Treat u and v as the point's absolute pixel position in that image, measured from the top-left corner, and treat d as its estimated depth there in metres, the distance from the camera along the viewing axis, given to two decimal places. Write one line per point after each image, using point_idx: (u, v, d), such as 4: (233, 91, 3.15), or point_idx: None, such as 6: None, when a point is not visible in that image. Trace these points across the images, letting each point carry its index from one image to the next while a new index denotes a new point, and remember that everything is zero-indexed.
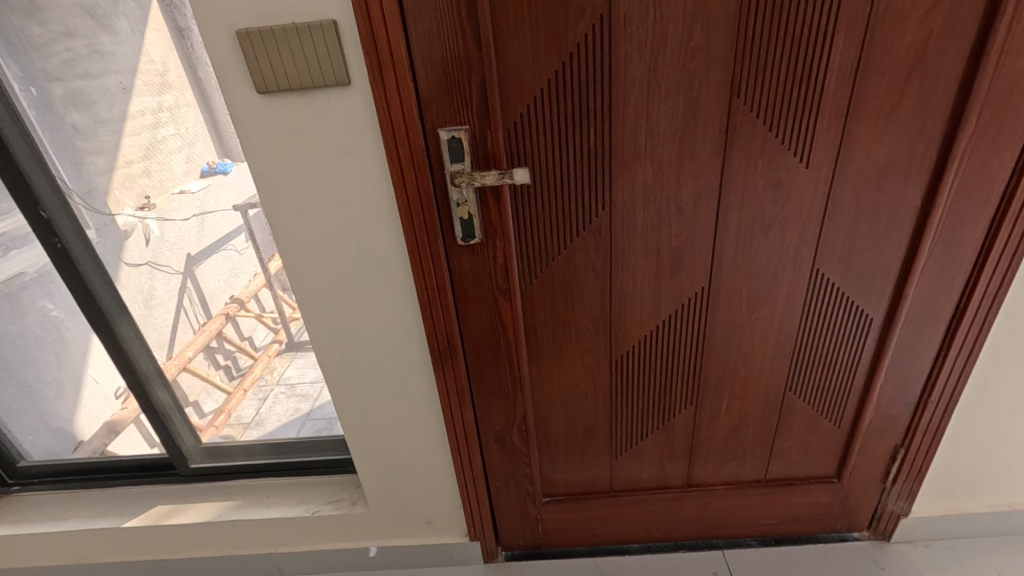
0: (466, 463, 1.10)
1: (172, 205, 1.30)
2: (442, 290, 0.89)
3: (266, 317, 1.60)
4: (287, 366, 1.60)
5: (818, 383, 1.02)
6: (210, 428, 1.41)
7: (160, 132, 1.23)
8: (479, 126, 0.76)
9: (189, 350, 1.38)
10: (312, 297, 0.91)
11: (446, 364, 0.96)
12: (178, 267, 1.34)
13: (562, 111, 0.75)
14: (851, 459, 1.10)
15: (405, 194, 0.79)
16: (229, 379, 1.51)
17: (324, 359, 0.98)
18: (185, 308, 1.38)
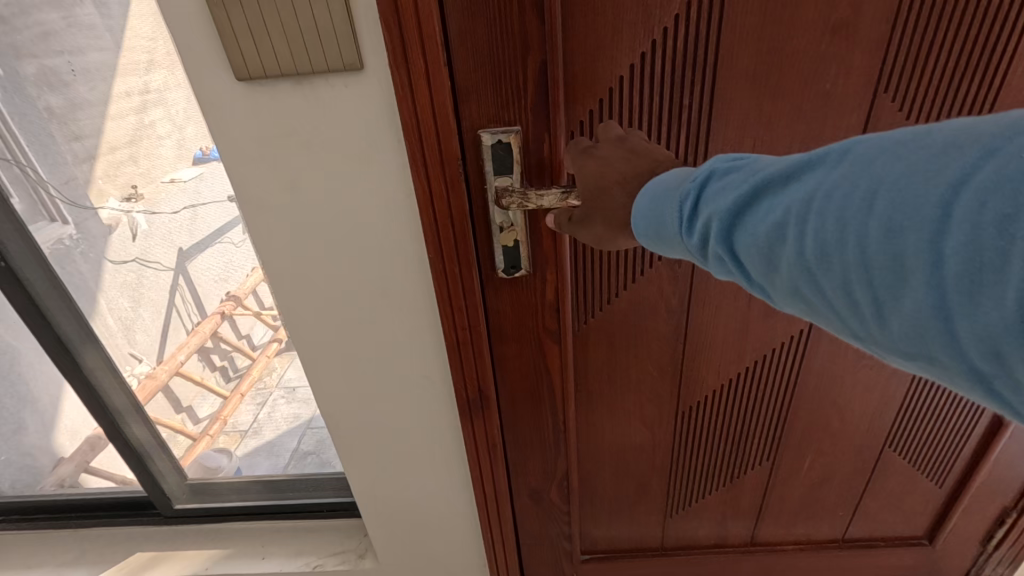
0: (495, 524, 0.92)
1: (162, 194, 0.99)
2: (475, 331, 0.71)
3: (267, 313, 1.23)
4: (288, 368, 1.24)
5: (926, 438, 0.85)
6: (203, 437, 1.20)
7: (146, 117, 0.91)
8: (534, 127, 0.58)
9: (181, 355, 1.13)
10: (311, 337, 0.73)
11: (475, 416, 0.79)
12: (170, 264, 1.06)
13: (645, 110, 0.57)
14: (949, 521, 0.94)
15: (433, 215, 0.61)
16: (225, 382, 1.22)
17: (326, 407, 0.81)
18: (175, 305, 1.10)
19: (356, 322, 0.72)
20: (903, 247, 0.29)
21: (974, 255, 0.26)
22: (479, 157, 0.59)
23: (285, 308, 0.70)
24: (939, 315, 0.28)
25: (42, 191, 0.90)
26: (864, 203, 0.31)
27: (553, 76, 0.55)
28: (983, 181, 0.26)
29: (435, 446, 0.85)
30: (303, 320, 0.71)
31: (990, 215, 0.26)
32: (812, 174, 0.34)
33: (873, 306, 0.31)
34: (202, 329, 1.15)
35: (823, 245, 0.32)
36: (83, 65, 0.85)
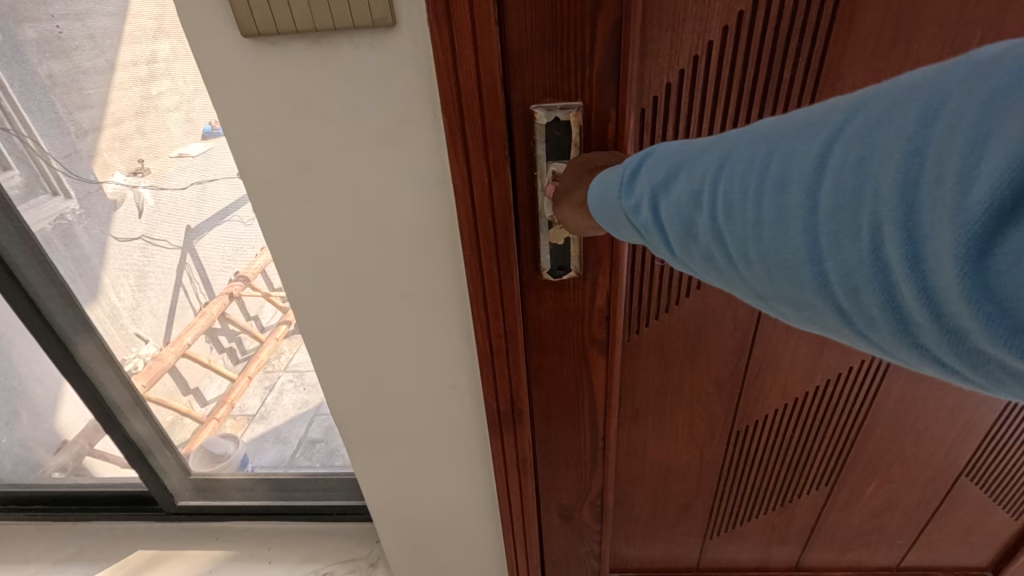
0: (519, 542, 0.85)
1: (171, 169, 0.77)
2: (512, 339, 0.62)
3: (278, 295, 0.95)
4: (299, 352, 1.03)
5: (1013, 471, 0.76)
6: (212, 420, 1.05)
7: (153, 88, 0.70)
8: (598, 102, 0.49)
9: (188, 337, 0.94)
10: (326, 338, 0.65)
11: (506, 430, 0.70)
12: (177, 242, 0.84)
13: (728, 87, 0.50)
14: (1019, 557, 0.86)
15: (472, 207, 0.52)
16: (234, 364, 1.01)
17: (339, 413, 0.73)
18: (183, 286, 0.89)
19: (376, 323, 0.64)
20: (780, 200, 0.25)
21: (839, 199, 0.23)
22: (530, 140, 0.50)
23: (296, 305, 0.62)
24: (814, 265, 0.25)
25: (42, 162, 0.75)
26: (747, 154, 0.27)
27: (626, 43, 0.46)
28: (858, 118, 0.23)
29: (458, 458, 0.78)
30: (317, 320, 0.63)
31: (853, 155, 0.23)
32: (708, 138, 0.31)
33: (761, 267, 0.27)
34: (211, 310, 0.93)
35: (711, 201, 0.28)
36: (92, 31, 0.67)
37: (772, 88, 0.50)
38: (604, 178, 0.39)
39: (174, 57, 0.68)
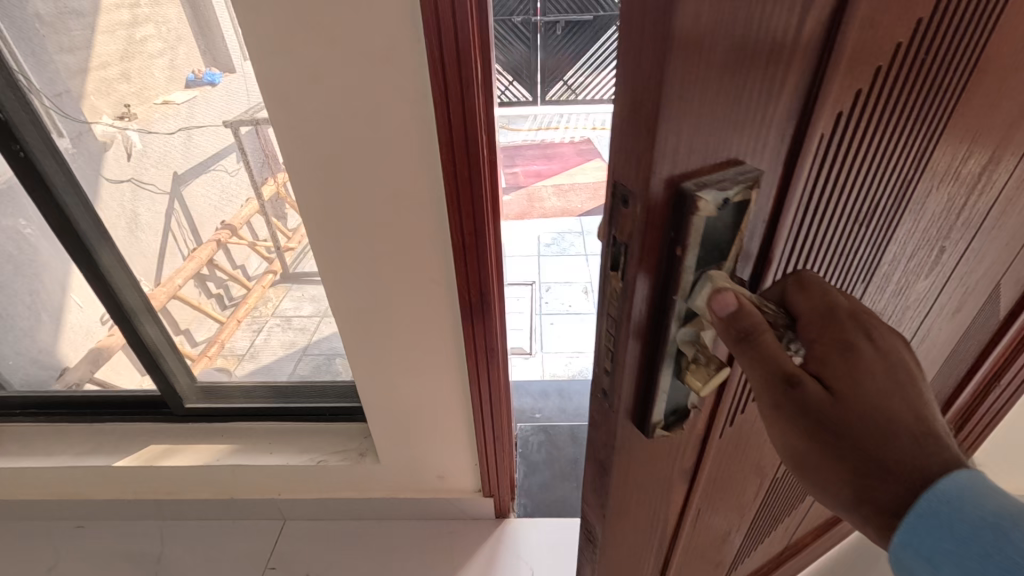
0: (487, 425, 1.04)
1: (157, 114, 0.92)
2: (480, 236, 0.76)
3: (262, 245, 1.09)
4: (283, 300, 1.15)
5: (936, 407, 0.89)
6: (203, 358, 1.21)
7: (137, 32, 0.85)
8: (768, 160, 0.33)
9: (179, 279, 1.10)
10: (327, 234, 0.78)
11: (476, 316, 0.86)
12: (165, 189, 0.99)
13: (879, 120, 0.37)
14: None
15: (448, 120, 0.65)
16: (222, 308, 1.16)
17: (337, 305, 0.86)
18: (171, 232, 1.04)
19: (369, 221, 0.76)
20: None
21: None
22: (677, 245, 0.31)
23: (301, 202, 0.74)
24: None
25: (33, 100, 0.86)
26: None
27: (833, 67, 0.31)
28: None
29: (439, 350, 0.93)
30: (318, 216, 0.76)
31: None
32: None
33: None
34: (200, 254, 1.09)
35: None
36: None
37: (920, 108, 0.39)
38: (961, 531, 0.32)
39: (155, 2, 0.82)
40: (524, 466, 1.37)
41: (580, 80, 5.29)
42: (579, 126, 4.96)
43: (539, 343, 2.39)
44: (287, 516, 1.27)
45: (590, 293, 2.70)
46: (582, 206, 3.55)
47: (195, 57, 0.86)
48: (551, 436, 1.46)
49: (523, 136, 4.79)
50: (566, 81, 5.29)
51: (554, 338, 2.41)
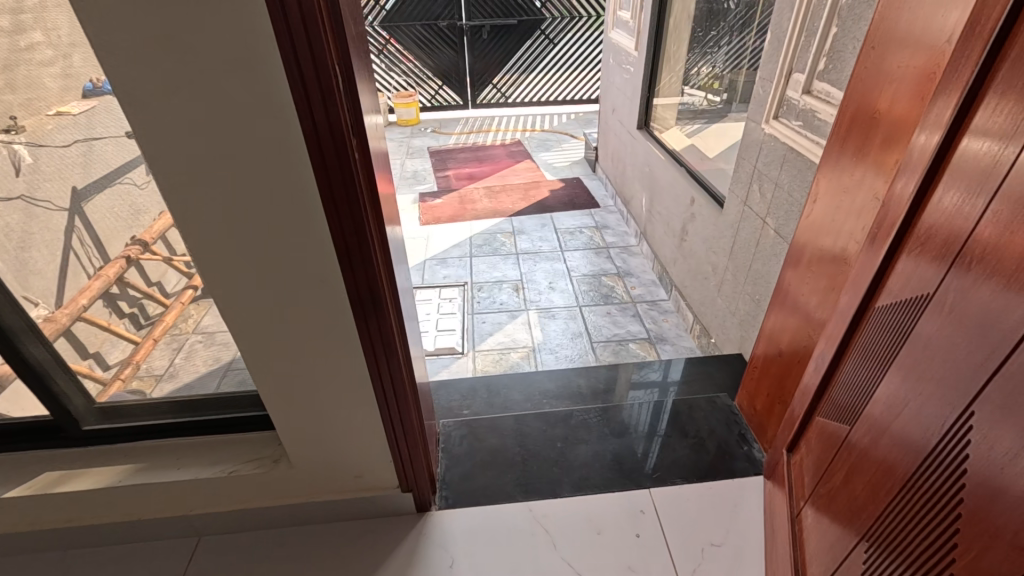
0: (395, 421, 1.07)
1: (49, 126, 0.90)
2: (362, 237, 0.80)
3: (181, 260, 1.06)
4: (205, 315, 1.13)
5: (840, 403, 0.97)
6: (116, 380, 1.16)
7: (22, 39, 0.81)
8: None
9: (83, 300, 1.05)
10: (207, 241, 0.78)
11: (370, 316, 0.89)
12: (64, 205, 0.97)
13: None
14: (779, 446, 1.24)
15: (313, 126, 0.68)
16: (138, 328, 1.13)
17: (227, 312, 0.87)
18: (73, 249, 1.01)
19: (249, 227, 0.77)
20: None
21: None
22: None
23: (178, 210, 0.75)
24: None
25: None
26: None
27: None
28: None
29: (338, 354, 0.94)
30: (196, 223, 0.76)
31: None
32: None
33: None
34: (108, 273, 1.05)
35: None
36: None
37: None
38: None
39: (42, 6, 0.79)
40: (446, 461, 1.40)
41: (509, 83, 5.39)
42: (509, 128, 5.05)
43: (471, 342, 2.43)
44: (202, 531, 1.25)
45: (520, 290, 2.77)
46: (512, 206, 3.63)
47: (93, 65, 0.83)
48: (474, 429, 1.50)
49: (454, 139, 4.82)
50: (495, 85, 5.36)
51: (486, 336, 2.46)
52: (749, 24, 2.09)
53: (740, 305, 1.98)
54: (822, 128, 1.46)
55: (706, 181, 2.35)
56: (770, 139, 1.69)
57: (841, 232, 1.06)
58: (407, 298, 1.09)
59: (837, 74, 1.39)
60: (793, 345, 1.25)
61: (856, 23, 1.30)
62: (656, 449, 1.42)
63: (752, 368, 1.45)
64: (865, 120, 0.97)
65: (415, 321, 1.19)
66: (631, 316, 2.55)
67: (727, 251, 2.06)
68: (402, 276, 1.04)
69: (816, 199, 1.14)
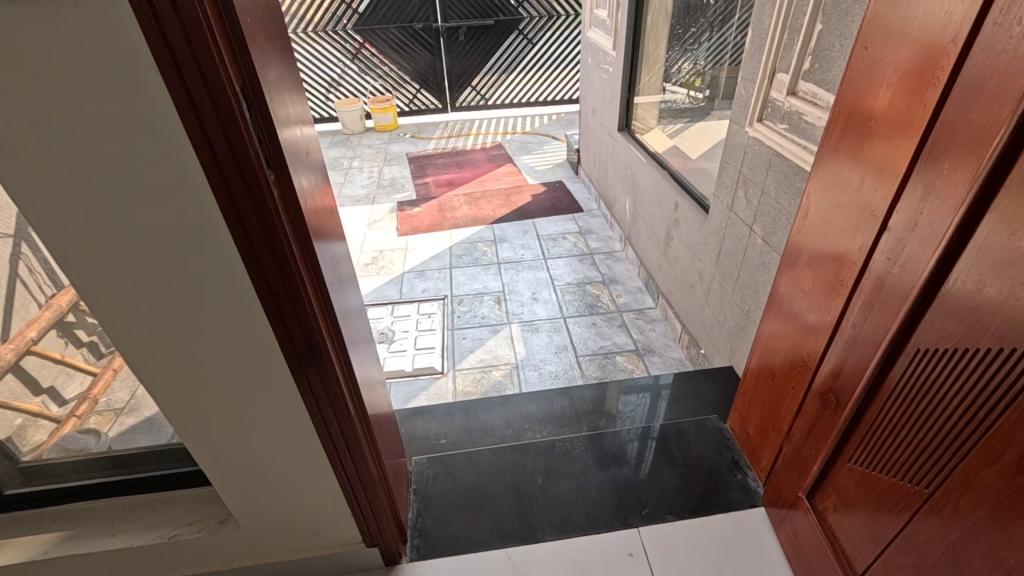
0: (351, 476, 0.96)
1: None
2: (290, 283, 0.69)
3: None
4: None
5: (883, 450, 0.84)
6: (73, 418, 1.04)
7: None
8: None
9: (30, 333, 0.92)
10: (99, 289, 0.67)
11: (308, 368, 0.78)
12: (8, 230, 0.81)
13: None
14: (789, 486, 1.12)
15: (213, 161, 0.58)
16: (97, 360, 0.99)
17: (135, 363, 0.75)
18: (20, 275, 0.86)
19: (147, 272, 0.66)
20: None
21: None
22: None
23: (59, 254, 0.64)
24: None
25: None
26: None
27: None
28: None
29: (277, 407, 0.83)
30: (85, 269, 0.65)
31: None
32: None
33: None
34: (60, 301, 0.91)
35: None
36: None
37: None
38: None
39: None
40: (417, 504, 1.29)
41: (487, 85, 5.29)
42: (489, 132, 4.94)
43: (451, 361, 2.31)
44: None
45: (502, 302, 2.66)
46: (493, 213, 3.52)
47: None
48: (448, 466, 1.39)
49: (433, 145, 4.70)
50: (474, 87, 5.25)
51: (466, 354, 2.35)
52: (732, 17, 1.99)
53: (728, 316, 1.90)
54: (809, 130, 1.36)
55: (690, 185, 2.26)
56: (754, 143, 1.60)
57: (829, 248, 0.96)
58: (359, 332, 0.98)
59: (823, 73, 1.29)
60: (785, 370, 1.15)
61: (841, 19, 1.21)
62: (642, 481, 1.32)
63: (742, 389, 1.36)
64: (858, 123, 0.86)
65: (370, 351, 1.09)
66: (617, 326, 2.46)
67: (713, 258, 1.97)
68: (350, 308, 0.93)
69: (807, 210, 1.03)
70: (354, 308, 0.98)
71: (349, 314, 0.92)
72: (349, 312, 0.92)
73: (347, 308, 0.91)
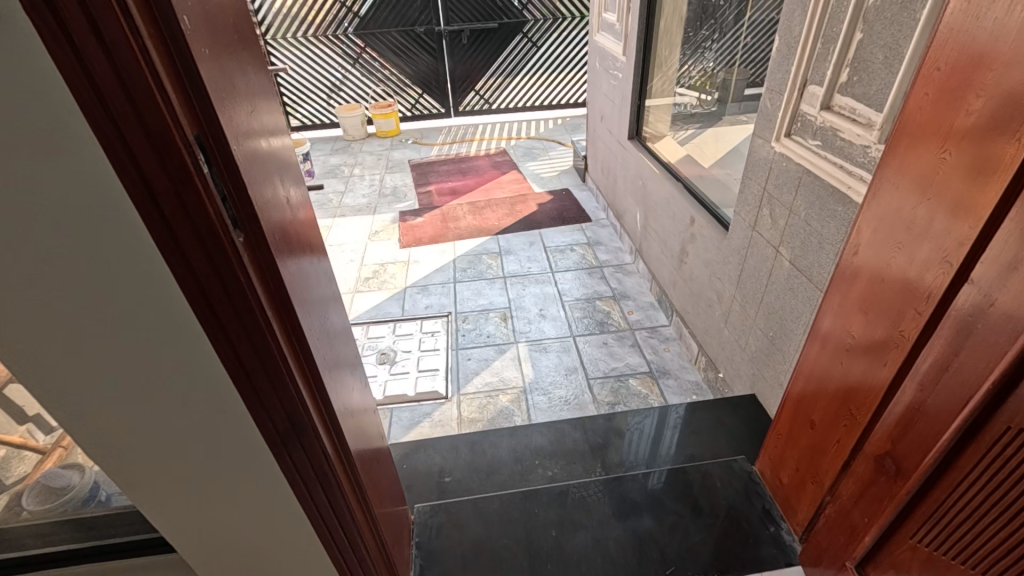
0: (346, 550, 0.86)
1: None
2: (268, 360, 0.58)
3: None
4: None
5: (966, 537, 0.73)
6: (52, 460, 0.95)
7: None
8: None
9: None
10: (40, 362, 0.56)
11: (294, 447, 0.68)
12: None
13: None
14: (835, 552, 1.00)
15: (166, 225, 0.47)
16: None
17: (88, 443, 0.65)
18: None
19: (96, 343, 0.56)
20: None
21: None
22: None
23: None
24: None
25: None
26: None
27: None
28: None
29: (259, 485, 0.73)
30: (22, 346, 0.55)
31: None
32: None
33: None
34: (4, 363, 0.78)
35: None
36: None
37: None
38: None
39: None
40: (420, 561, 1.18)
41: (491, 88, 5.18)
42: (493, 137, 4.83)
43: (455, 384, 2.20)
44: None
45: (508, 320, 2.55)
46: (498, 223, 3.41)
47: None
48: (454, 516, 1.28)
49: (436, 151, 4.60)
50: (477, 90, 5.15)
51: (471, 376, 2.24)
52: (744, 18, 2.00)
53: (750, 341, 1.78)
54: (846, 149, 1.25)
55: (707, 199, 2.14)
56: (781, 160, 1.49)
57: (885, 293, 0.84)
58: (349, 382, 0.87)
59: (863, 87, 1.17)
60: (827, 420, 1.03)
61: (886, 28, 1.09)
62: (666, 534, 1.21)
63: (773, 431, 1.25)
64: (928, 153, 0.74)
65: (360, 398, 0.98)
66: (629, 346, 2.34)
67: (733, 279, 1.85)
68: (339, 359, 0.82)
69: (858, 245, 0.90)
70: (343, 355, 0.87)
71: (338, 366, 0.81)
72: (338, 363, 0.81)
73: (336, 360, 0.80)
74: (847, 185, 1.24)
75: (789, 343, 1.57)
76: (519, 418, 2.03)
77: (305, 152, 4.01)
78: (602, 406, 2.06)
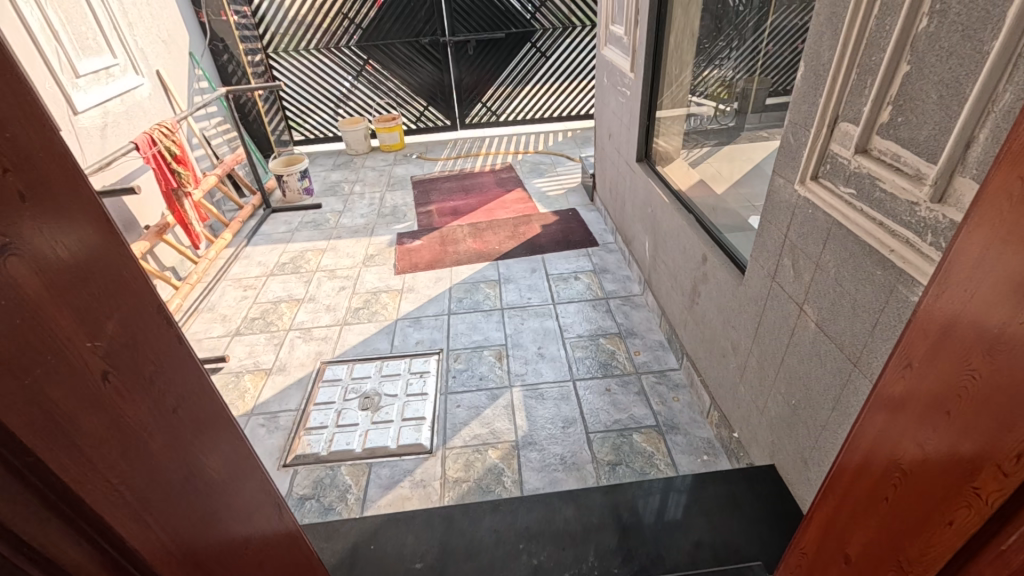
0: None
1: None
2: None
3: None
4: None
5: None
6: None
7: None
8: None
9: None
10: None
11: None
12: None
13: None
14: None
15: None
16: None
17: None
18: None
19: None
20: None
21: None
22: None
23: None
24: None
25: None
26: None
27: None
28: None
29: None
30: None
31: None
32: None
33: None
34: None
35: None
36: None
37: None
38: None
39: None
40: None
41: (498, 100, 5.01)
42: (499, 152, 4.65)
43: (441, 436, 2.00)
44: None
45: (503, 360, 2.36)
46: (499, 247, 3.22)
47: None
48: None
49: (439, 167, 4.44)
50: (484, 102, 4.98)
51: (459, 427, 2.04)
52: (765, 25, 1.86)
53: (769, 405, 1.56)
54: (887, 203, 1.02)
55: (722, 236, 1.91)
56: (807, 206, 1.27)
57: (951, 437, 0.62)
58: (242, 489, 0.71)
59: (910, 130, 0.95)
60: (867, 558, 0.81)
61: (942, 62, 0.87)
62: None
63: (801, 541, 1.02)
64: (1006, 270, 0.54)
65: (268, 487, 0.80)
66: (634, 394, 2.13)
67: (750, 332, 1.63)
68: (220, 475, 0.65)
69: (913, 359, 0.69)
70: (233, 460, 0.69)
71: (217, 486, 0.65)
72: (217, 483, 0.64)
73: (213, 483, 0.63)
74: (890, 247, 1.02)
75: (815, 417, 1.34)
76: (509, 480, 1.82)
77: (303, 171, 3.86)
78: (601, 467, 1.84)
